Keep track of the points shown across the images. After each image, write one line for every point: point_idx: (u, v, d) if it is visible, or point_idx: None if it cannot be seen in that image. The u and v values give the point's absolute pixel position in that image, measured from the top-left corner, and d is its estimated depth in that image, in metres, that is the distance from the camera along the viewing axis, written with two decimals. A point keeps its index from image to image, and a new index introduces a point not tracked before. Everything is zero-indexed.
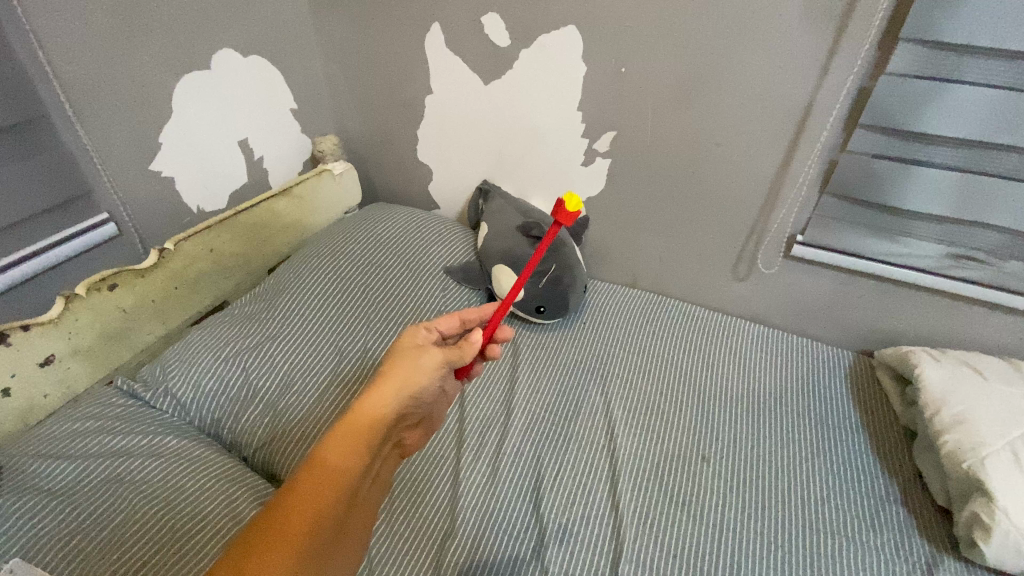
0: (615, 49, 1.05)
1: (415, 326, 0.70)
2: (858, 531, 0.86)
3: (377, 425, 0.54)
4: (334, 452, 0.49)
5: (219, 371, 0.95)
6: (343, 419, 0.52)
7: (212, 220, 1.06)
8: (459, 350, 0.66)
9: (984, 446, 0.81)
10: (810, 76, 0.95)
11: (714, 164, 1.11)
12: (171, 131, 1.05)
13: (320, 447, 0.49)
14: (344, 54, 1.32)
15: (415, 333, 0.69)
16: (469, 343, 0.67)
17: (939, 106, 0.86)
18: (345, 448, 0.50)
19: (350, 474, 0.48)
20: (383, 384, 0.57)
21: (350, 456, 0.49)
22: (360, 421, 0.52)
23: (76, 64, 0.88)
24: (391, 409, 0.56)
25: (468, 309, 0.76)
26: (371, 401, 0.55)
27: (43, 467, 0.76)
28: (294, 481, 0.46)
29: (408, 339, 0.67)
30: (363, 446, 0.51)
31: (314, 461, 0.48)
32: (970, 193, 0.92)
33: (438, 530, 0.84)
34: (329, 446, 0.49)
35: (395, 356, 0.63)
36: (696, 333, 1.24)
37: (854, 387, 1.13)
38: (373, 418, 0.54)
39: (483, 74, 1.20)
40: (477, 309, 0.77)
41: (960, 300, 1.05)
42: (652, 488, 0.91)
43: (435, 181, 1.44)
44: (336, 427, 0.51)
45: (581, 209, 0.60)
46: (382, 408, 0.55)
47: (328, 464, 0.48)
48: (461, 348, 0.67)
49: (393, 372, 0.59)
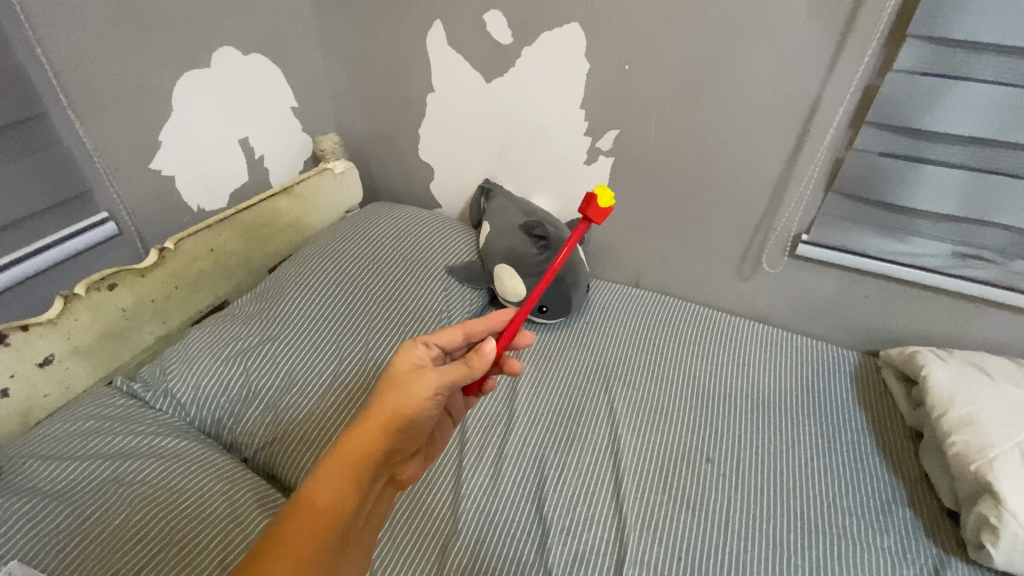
0: (619, 46, 1.04)
1: (412, 343, 0.64)
2: (864, 533, 0.85)
3: (367, 463, 0.52)
4: (322, 492, 0.49)
5: (219, 373, 0.94)
6: (331, 458, 0.51)
7: (212, 220, 1.05)
8: (468, 364, 0.60)
9: (993, 447, 0.80)
10: (816, 73, 0.94)
11: (718, 163, 1.10)
12: (172, 130, 1.04)
13: (308, 491, 0.49)
14: (344, 52, 1.31)
15: (413, 352, 0.64)
16: (480, 355, 0.60)
17: (949, 103, 0.85)
18: (332, 491, 0.49)
19: (337, 517, 0.49)
20: (377, 413, 0.55)
21: (338, 497, 0.49)
22: (348, 459, 0.51)
23: (75, 62, 0.87)
24: (381, 445, 0.54)
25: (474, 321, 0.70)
26: (362, 433, 0.53)
27: (44, 468, 0.76)
28: (279, 527, 0.47)
29: (405, 360, 0.61)
30: (352, 484, 0.51)
31: (301, 505, 0.48)
32: (977, 192, 0.91)
33: (440, 532, 0.83)
34: (317, 488, 0.49)
35: (389, 383, 0.59)
36: (700, 333, 1.23)
37: (860, 387, 1.12)
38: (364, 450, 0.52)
39: (484, 72, 1.19)
40: (484, 320, 0.71)
41: (966, 300, 1.04)
42: (656, 489, 0.90)
43: (436, 180, 1.43)
44: (324, 464, 0.51)
45: (611, 205, 0.64)
46: (372, 445, 0.53)
47: (314, 509, 0.48)
48: (470, 361, 0.60)
49: (383, 405, 0.56)
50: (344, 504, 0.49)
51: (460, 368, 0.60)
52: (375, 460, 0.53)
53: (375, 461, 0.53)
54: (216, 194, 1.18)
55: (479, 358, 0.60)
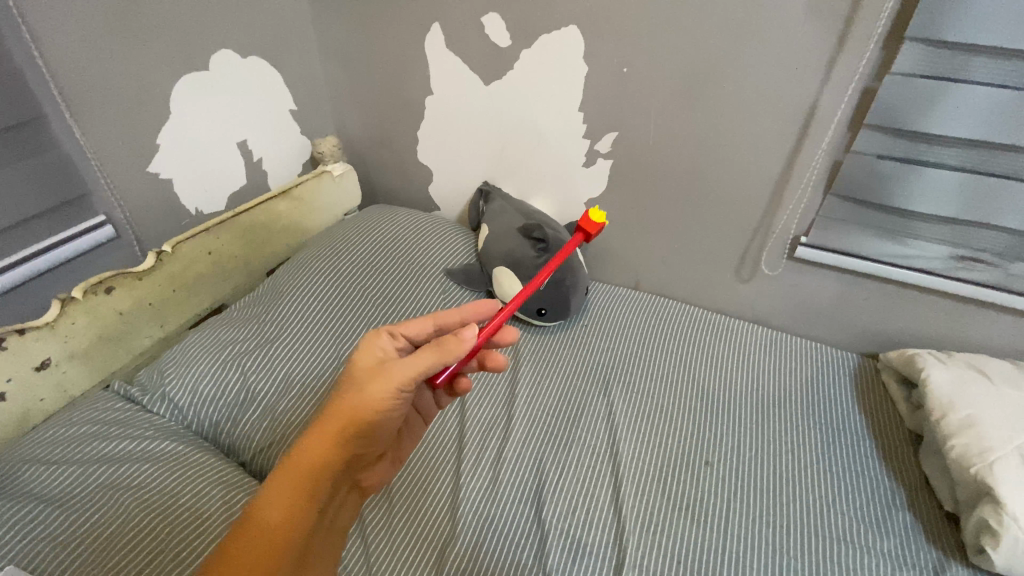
0: (617, 49, 1.04)
1: (375, 335, 0.61)
2: (864, 537, 0.84)
3: (319, 475, 0.53)
4: (270, 509, 0.51)
5: (217, 376, 0.94)
6: (280, 475, 0.52)
7: (210, 222, 1.05)
8: (443, 349, 0.56)
9: (993, 450, 0.80)
10: (814, 75, 0.93)
11: (717, 165, 1.09)
12: (170, 133, 1.04)
13: (257, 511, 0.51)
14: (343, 55, 1.31)
15: (376, 345, 0.61)
16: (456, 342, 0.57)
17: (948, 106, 0.85)
18: (281, 509, 0.51)
19: (288, 534, 0.50)
20: (324, 424, 0.54)
21: (288, 514, 0.51)
22: (298, 475, 0.52)
23: (72, 65, 0.87)
24: (333, 455, 0.54)
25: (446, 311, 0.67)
26: (310, 446, 0.54)
27: (42, 472, 0.75)
28: (230, 549, 0.49)
29: (365, 357, 0.59)
30: (303, 499, 0.52)
31: (250, 526, 0.50)
32: (976, 194, 0.91)
33: (438, 536, 0.83)
34: (265, 508, 0.51)
35: (341, 387, 0.57)
36: (699, 336, 1.23)
37: (859, 390, 1.11)
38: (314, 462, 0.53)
39: (483, 74, 1.19)
40: (457, 310, 0.67)
41: (966, 302, 1.04)
42: (655, 493, 0.90)
43: (435, 182, 1.43)
44: (272, 482, 0.52)
45: (603, 221, 0.84)
46: (323, 456, 0.53)
47: (263, 529, 0.50)
48: (446, 345, 0.57)
49: (335, 413, 0.55)
50: (295, 520, 0.51)
51: (432, 354, 0.56)
52: (329, 469, 0.53)
53: (328, 470, 0.53)
54: (215, 197, 1.18)
55: (458, 343, 0.57)
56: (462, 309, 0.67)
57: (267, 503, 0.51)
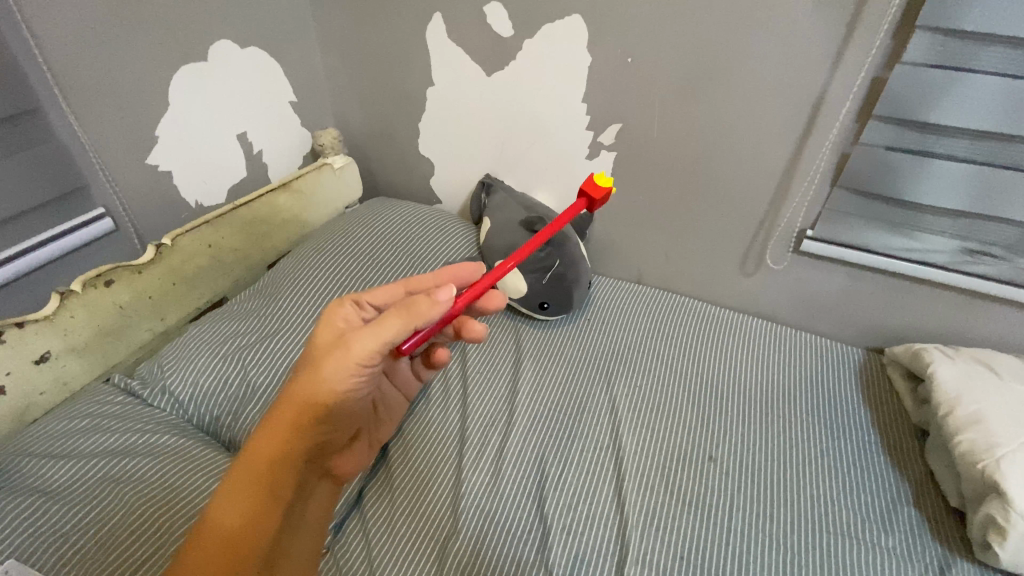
0: (620, 38, 1.03)
1: (338, 304, 0.61)
2: (870, 533, 0.84)
3: (276, 468, 0.54)
4: (229, 510, 0.53)
5: (217, 370, 0.93)
6: (238, 474, 0.54)
7: (210, 215, 1.04)
8: (412, 313, 0.55)
9: (1000, 446, 0.79)
10: (822, 66, 0.92)
11: (722, 158, 1.08)
12: (168, 124, 1.03)
13: (215, 509, 0.53)
14: (343, 44, 1.30)
15: (338, 315, 0.60)
16: (431, 303, 0.55)
17: (960, 97, 0.84)
18: (239, 505, 0.53)
19: (248, 528, 0.52)
20: (281, 412, 0.55)
21: (246, 510, 0.53)
22: (256, 471, 0.54)
23: (68, 55, 0.86)
24: (288, 447, 0.54)
25: (420, 276, 0.66)
26: (268, 434, 0.55)
27: (43, 466, 0.75)
28: (195, 546, 0.51)
29: (326, 331, 0.59)
30: (260, 494, 0.54)
31: (211, 526, 0.52)
32: (986, 187, 0.89)
33: (440, 530, 0.83)
34: (223, 505, 0.53)
35: (299, 368, 0.57)
36: (703, 331, 1.21)
37: (864, 385, 1.10)
38: (273, 453, 0.54)
39: (484, 65, 1.18)
40: (433, 274, 0.66)
41: (973, 296, 1.03)
42: (658, 488, 0.90)
43: (436, 175, 1.42)
44: (230, 482, 0.54)
45: (608, 184, 0.81)
46: (277, 450, 0.54)
47: (225, 526, 0.52)
48: (417, 309, 0.55)
49: (288, 403, 0.55)
50: (254, 515, 0.53)
51: (398, 320, 0.55)
52: (285, 461, 0.55)
53: (285, 461, 0.55)
54: (214, 190, 1.17)
55: (430, 305, 0.55)
56: (440, 272, 0.66)
57: (226, 505, 0.53)
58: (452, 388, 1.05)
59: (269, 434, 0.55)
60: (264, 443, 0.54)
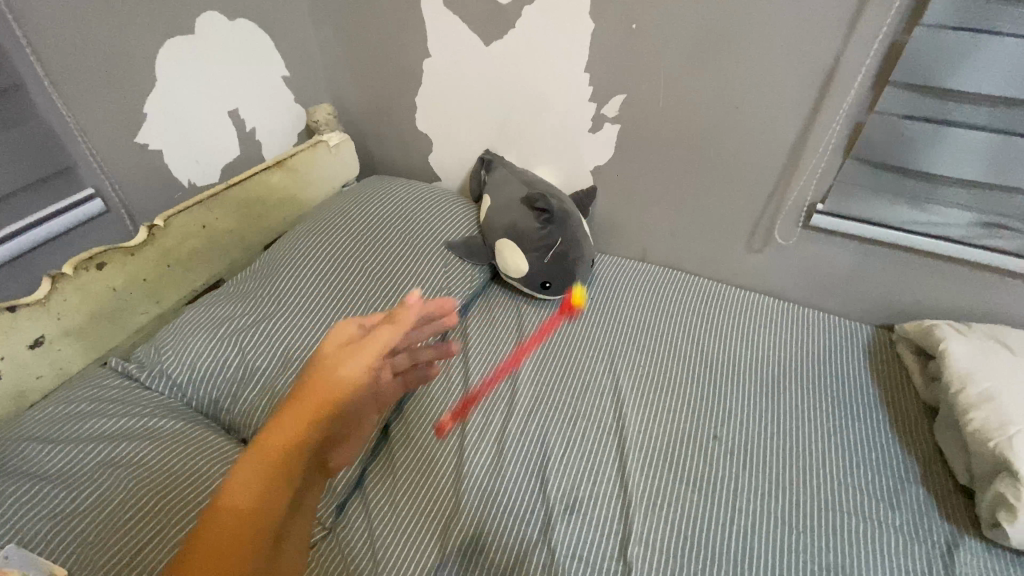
0: (625, 3, 0.98)
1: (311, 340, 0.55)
2: (878, 511, 0.83)
3: (257, 527, 0.43)
4: None
5: (215, 353, 0.91)
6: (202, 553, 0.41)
7: (203, 195, 1.02)
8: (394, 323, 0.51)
9: (1013, 423, 0.77)
10: (837, 31, 0.87)
11: (730, 129, 1.04)
12: (157, 101, 1.00)
13: None
14: (336, 15, 1.25)
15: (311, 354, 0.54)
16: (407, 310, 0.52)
17: (981, 60, 0.80)
18: None
19: None
20: (252, 462, 0.44)
21: None
22: (229, 536, 0.42)
23: (48, 26, 0.82)
24: (268, 498, 0.44)
25: None
26: (237, 494, 0.43)
27: (42, 451, 0.74)
28: None
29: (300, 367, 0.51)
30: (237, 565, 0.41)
31: None
32: (1005, 156, 0.86)
33: (443, 512, 0.82)
34: None
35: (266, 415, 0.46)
36: (709, 309, 1.19)
37: (873, 363, 1.08)
38: (283, 455, 0.44)
39: (483, 35, 1.13)
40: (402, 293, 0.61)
41: (988, 271, 1.00)
42: (662, 468, 0.88)
43: (434, 152, 1.38)
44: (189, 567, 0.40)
45: None
46: (254, 504, 0.43)
47: None
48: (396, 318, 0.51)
49: (262, 450, 0.44)
50: None
51: (390, 329, 0.50)
52: (265, 515, 0.43)
53: (264, 516, 0.43)
54: (208, 169, 1.14)
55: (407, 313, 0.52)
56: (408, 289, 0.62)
57: None
58: (453, 370, 1.04)
59: (282, 427, 0.45)
60: (275, 437, 0.44)
